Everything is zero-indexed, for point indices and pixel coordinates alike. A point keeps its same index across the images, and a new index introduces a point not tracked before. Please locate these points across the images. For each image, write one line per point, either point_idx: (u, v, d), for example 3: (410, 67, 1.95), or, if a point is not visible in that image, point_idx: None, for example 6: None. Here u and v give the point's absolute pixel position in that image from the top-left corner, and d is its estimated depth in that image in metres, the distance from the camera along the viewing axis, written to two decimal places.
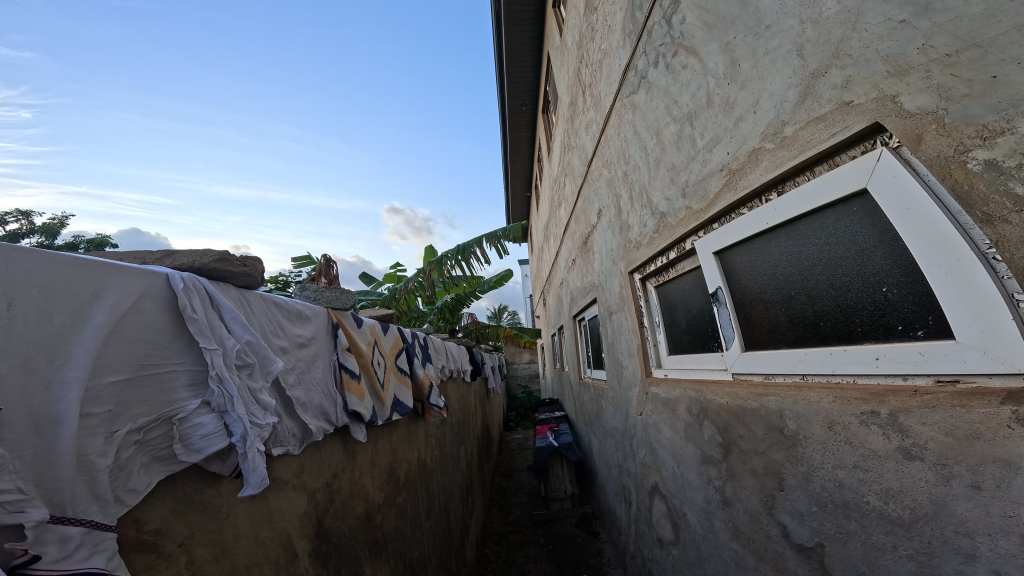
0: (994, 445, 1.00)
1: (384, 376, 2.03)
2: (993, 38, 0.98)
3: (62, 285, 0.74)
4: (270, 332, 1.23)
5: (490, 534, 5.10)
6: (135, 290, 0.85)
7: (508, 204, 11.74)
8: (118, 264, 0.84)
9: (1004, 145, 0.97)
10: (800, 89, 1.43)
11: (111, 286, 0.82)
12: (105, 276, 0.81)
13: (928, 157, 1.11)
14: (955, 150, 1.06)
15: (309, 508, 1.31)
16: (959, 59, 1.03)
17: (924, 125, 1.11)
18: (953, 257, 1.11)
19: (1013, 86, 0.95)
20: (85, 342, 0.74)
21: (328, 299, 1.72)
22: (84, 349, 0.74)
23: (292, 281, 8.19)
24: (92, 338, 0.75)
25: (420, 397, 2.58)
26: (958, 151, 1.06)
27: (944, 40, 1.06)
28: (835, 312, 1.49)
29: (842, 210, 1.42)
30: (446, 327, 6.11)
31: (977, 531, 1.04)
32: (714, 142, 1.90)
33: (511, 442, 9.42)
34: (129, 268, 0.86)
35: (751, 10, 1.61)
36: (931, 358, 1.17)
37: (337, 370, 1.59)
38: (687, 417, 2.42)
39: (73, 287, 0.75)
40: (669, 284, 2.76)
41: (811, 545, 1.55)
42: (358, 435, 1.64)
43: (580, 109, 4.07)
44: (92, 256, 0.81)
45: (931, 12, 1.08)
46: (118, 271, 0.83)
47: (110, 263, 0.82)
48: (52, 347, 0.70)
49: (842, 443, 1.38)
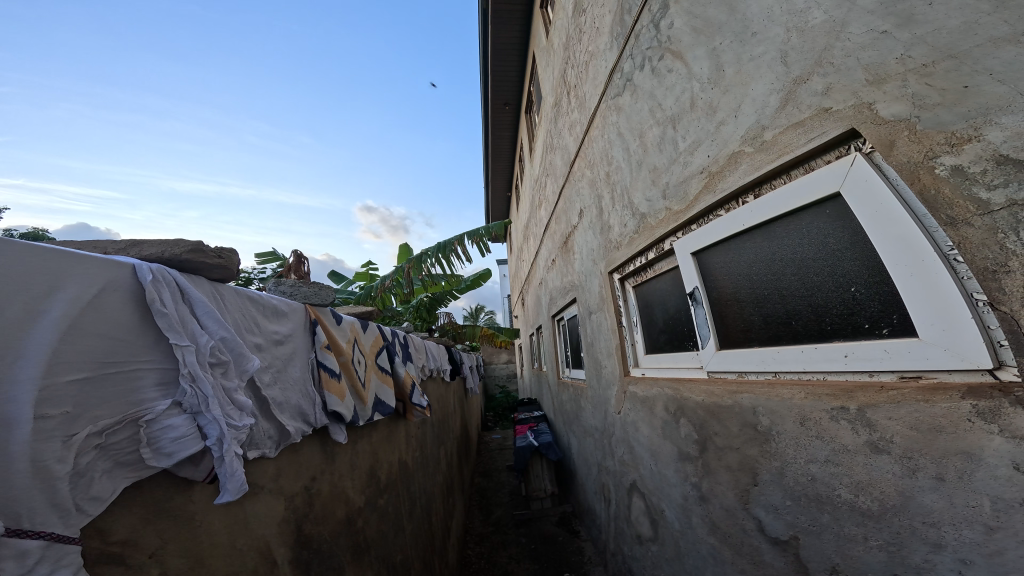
0: (956, 437, 1.05)
1: (365, 375, 2.00)
2: (968, 50, 1.04)
3: (14, 276, 0.70)
4: (244, 328, 1.19)
5: (472, 534, 5.05)
6: (97, 281, 0.82)
7: (488, 204, 11.72)
8: (80, 254, 0.81)
9: (970, 152, 1.04)
10: (782, 95, 1.48)
11: (70, 278, 0.78)
12: (65, 266, 0.78)
13: (899, 163, 1.17)
14: (925, 157, 1.12)
15: (288, 514, 1.29)
16: (935, 69, 1.09)
17: (897, 132, 1.17)
18: (918, 257, 1.16)
19: (984, 96, 1.02)
20: (40, 337, 0.71)
21: (306, 294, 1.67)
22: (39, 345, 0.71)
23: (253, 275, 7.78)
24: (48, 333, 0.72)
25: (402, 397, 2.56)
26: (928, 157, 1.12)
27: (922, 51, 1.12)
28: (806, 311, 1.53)
29: (816, 213, 1.47)
30: (423, 326, 5.87)
31: (943, 521, 1.09)
32: (696, 145, 1.95)
33: (491, 442, 9.36)
34: (90, 258, 0.82)
35: (739, 17, 1.65)
36: (896, 355, 1.21)
37: (316, 368, 1.56)
38: (664, 416, 2.47)
39: (27, 278, 0.72)
40: (647, 284, 2.81)
41: (787, 538, 1.59)
42: (338, 437, 1.61)
43: (565, 109, 4.09)
44: (52, 245, 0.78)
45: (913, 25, 1.14)
46: (78, 261, 0.80)
47: (70, 253, 0.79)
48: (3, 342, 0.66)
49: (813, 438, 1.43)
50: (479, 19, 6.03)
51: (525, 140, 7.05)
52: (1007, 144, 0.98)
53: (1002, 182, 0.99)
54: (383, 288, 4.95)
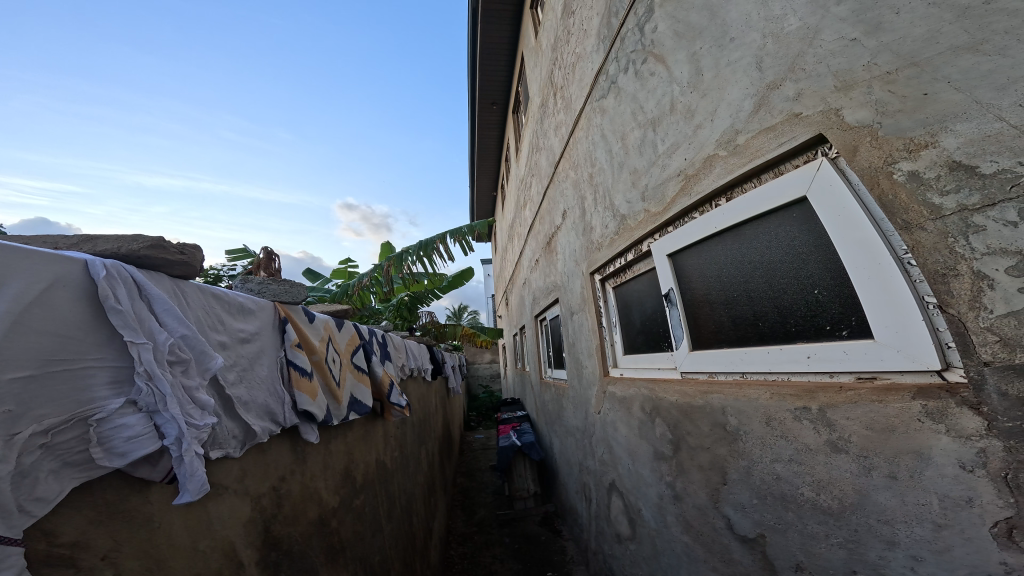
0: (908, 437, 1.07)
1: (339, 374, 1.99)
2: (930, 58, 1.08)
3: None
4: (207, 326, 1.18)
5: (454, 534, 5.04)
6: (46, 277, 0.81)
7: (473, 204, 11.71)
8: (27, 249, 0.80)
9: (926, 157, 1.07)
10: (755, 100, 1.50)
11: (17, 273, 0.77)
12: (12, 261, 0.77)
13: (861, 168, 1.20)
14: (884, 162, 1.15)
15: (254, 515, 1.28)
16: (898, 76, 1.13)
17: (860, 138, 1.20)
18: (875, 260, 1.19)
19: (942, 103, 1.05)
20: None
21: (275, 291, 1.68)
22: None
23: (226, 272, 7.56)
24: None
25: (380, 396, 2.55)
26: (887, 163, 1.14)
27: (887, 58, 1.15)
28: (772, 313, 1.56)
29: (784, 216, 1.50)
30: (403, 325, 5.85)
31: (896, 519, 1.12)
32: (674, 148, 1.97)
33: (474, 442, 9.37)
34: (40, 253, 0.81)
35: (719, 22, 1.67)
36: (854, 356, 1.24)
37: (285, 366, 1.54)
38: (641, 416, 2.49)
39: None
40: (626, 286, 2.84)
41: (754, 536, 1.62)
42: (310, 437, 1.60)
43: (551, 110, 4.10)
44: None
45: (880, 33, 1.17)
46: (27, 257, 0.79)
47: (18, 248, 0.78)
48: None
49: (778, 437, 1.45)
50: (469, 18, 6.02)
51: (511, 140, 7.06)
52: (960, 151, 1.02)
53: (954, 188, 1.03)
54: (361, 286, 4.91)
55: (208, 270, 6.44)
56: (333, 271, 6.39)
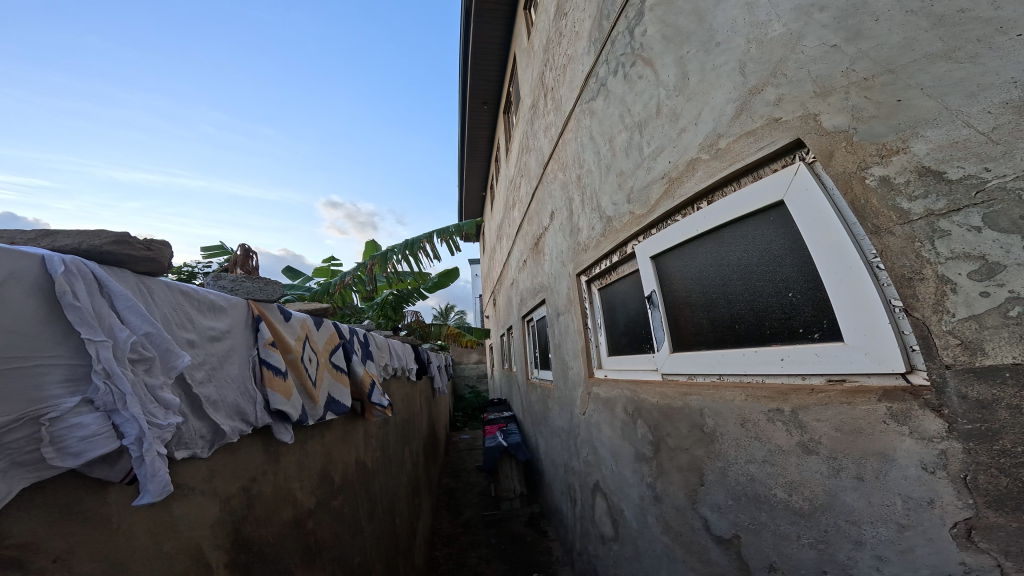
0: (874, 438, 1.09)
1: (316, 374, 1.98)
2: (905, 65, 1.10)
3: None
4: (175, 324, 1.17)
5: (440, 535, 5.01)
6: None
7: (463, 204, 11.70)
8: None
9: (897, 163, 1.09)
10: (737, 104, 1.52)
11: None
12: None
13: (835, 172, 1.21)
14: (858, 167, 1.16)
15: (223, 516, 1.26)
16: (874, 82, 1.15)
17: (836, 143, 1.21)
18: (846, 264, 1.20)
19: (914, 110, 1.07)
20: None
21: (249, 289, 1.65)
22: None
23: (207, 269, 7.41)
24: None
25: (360, 395, 2.53)
26: (860, 168, 1.16)
27: (865, 64, 1.17)
28: (748, 315, 1.58)
29: (761, 220, 1.51)
30: (387, 324, 5.80)
31: (863, 519, 1.13)
32: (659, 151, 1.98)
33: (460, 442, 9.35)
34: None
35: (706, 27, 1.68)
36: (825, 358, 1.25)
37: (258, 365, 1.53)
38: (624, 417, 2.50)
39: None
40: (611, 287, 2.85)
41: (730, 536, 1.63)
42: (284, 437, 1.59)
43: (541, 111, 4.11)
44: None
45: (860, 40, 1.18)
46: None
47: None
48: None
49: (752, 438, 1.47)
50: (462, 17, 6.02)
51: (501, 140, 7.06)
52: (930, 157, 1.04)
53: (922, 193, 1.04)
54: (343, 285, 4.82)
55: (183, 267, 6.31)
56: (315, 271, 6.32)
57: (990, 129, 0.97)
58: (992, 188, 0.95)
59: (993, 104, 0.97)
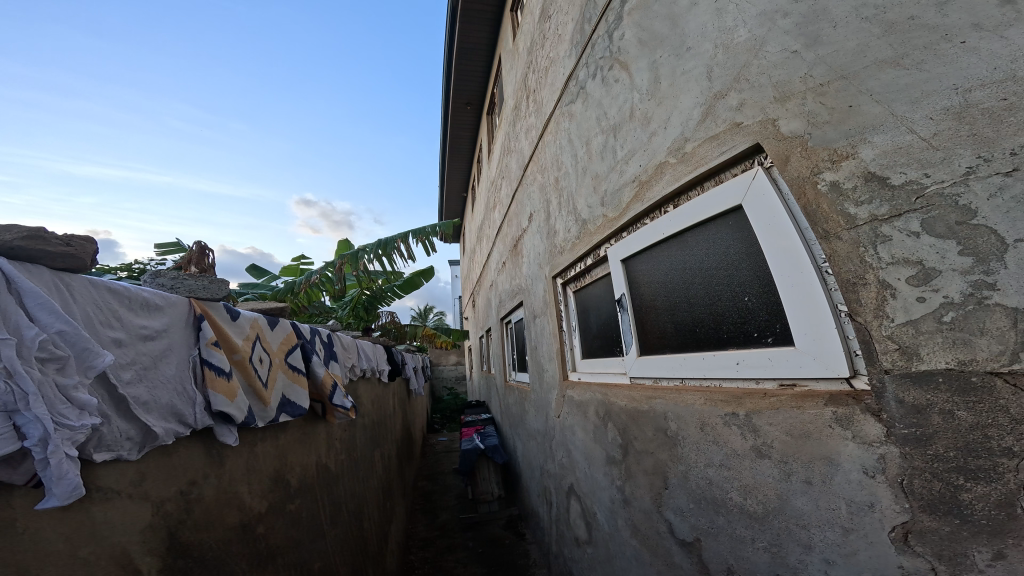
0: (821, 443, 1.09)
1: (269, 375, 1.94)
2: (858, 71, 1.10)
3: None
4: (98, 322, 1.13)
5: (415, 538, 4.94)
6: None
7: (446, 205, 11.66)
8: None
9: (846, 168, 1.09)
10: (703, 109, 1.52)
11: None
12: None
13: (791, 177, 1.22)
14: (811, 172, 1.17)
15: (156, 521, 1.22)
16: (829, 88, 1.15)
17: (792, 148, 1.22)
18: (797, 269, 1.21)
19: (863, 115, 1.07)
20: None
21: (190, 287, 1.61)
22: None
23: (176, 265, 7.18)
24: None
25: (321, 397, 2.49)
26: (813, 173, 1.16)
27: (822, 70, 1.17)
28: (709, 319, 1.58)
29: (721, 224, 1.52)
30: (358, 325, 5.69)
31: (811, 523, 1.13)
32: (631, 154, 1.98)
33: (439, 444, 9.29)
34: None
35: (678, 32, 1.67)
36: (777, 363, 1.26)
37: (200, 365, 1.49)
38: (595, 419, 2.49)
39: None
40: (586, 290, 2.84)
41: (691, 539, 1.62)
42: (229, 439, 1.55)
43: (523, 113, 4.11)
44: None
45: (818, 46, 1.19)
46: None
47: None
48: None
49: (711, 442, 1.47)
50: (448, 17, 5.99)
51: (484, 141, 7.05)
52: (876, 163, 1.04)
53: (867, 199, 1.05)
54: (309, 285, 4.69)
55: None
56: (285, 270, 6.18)
57: (931, 135, 0.97)
58: (930, 194, 0.96)
59: (935, 110, 0.98)
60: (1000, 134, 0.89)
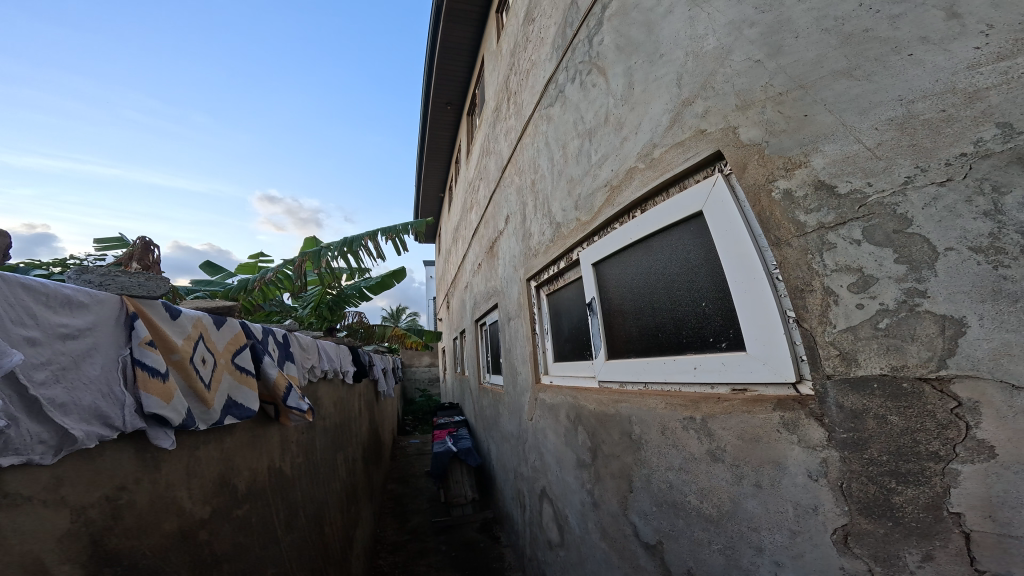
0: (769, 447, 1.11)
1: (214, 376, 1.81)
2: (814, 81, 1.12)
3: None
4: (7, 318, 1.02)
5: (384, 543, 4.85)
6: None
7: (423, 206, 11.60)
8: None
9: (799, 176, 1.11)
10: (671, 115, 1.53)
11: None
12: None
13: (748, 184, 1.23)
14: (766, 180, 1.19)
15: (77, 528, 1.16)
16: (787, 98, 1.16)
17: (750, 155, 1.23)
18: (750, 275, 1.22)
19: (817, 125, 1.09)
20: None
21: (122, 284, 1.43)
22: None
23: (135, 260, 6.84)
24: None
25: (273, 399, 2.35)
26: (768, 181, 1.18)
27: (782, 80, 1.18)
28: (670, 324, 1.60)
29: (683, 230, 1.53)
30: (320, 325, 5.43)
31: (761, 526, 1.14)
32: (605, 159, 2.00)
33: (409, 447, 9.20)
34: None
35: (653, 38, 1.68)
36: (730, 368, 1.27)
37: (132, 366, 1.36)
38: (566, 422, 2.49)
39: None
40: (558, 293, 2.84)
41: (655, 542, 1.63)
42: (164, 443, 1.43)
43: (503, 115, 4.11)
44: None
45: (780, 56, 1.20)
46: None
47: None
48: None
49: (671, 446, 1.48)
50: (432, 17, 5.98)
51: (463, 142, 7.04)
52: (825, 171, 1.06)
53: (817, 206, 1.07)
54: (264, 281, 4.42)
55: None
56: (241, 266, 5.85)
57: (876, 145, 1.00)
58: (872, 203, 0.98)
59: (880, 121, 1.00)
60: (937, 145, 0.92)
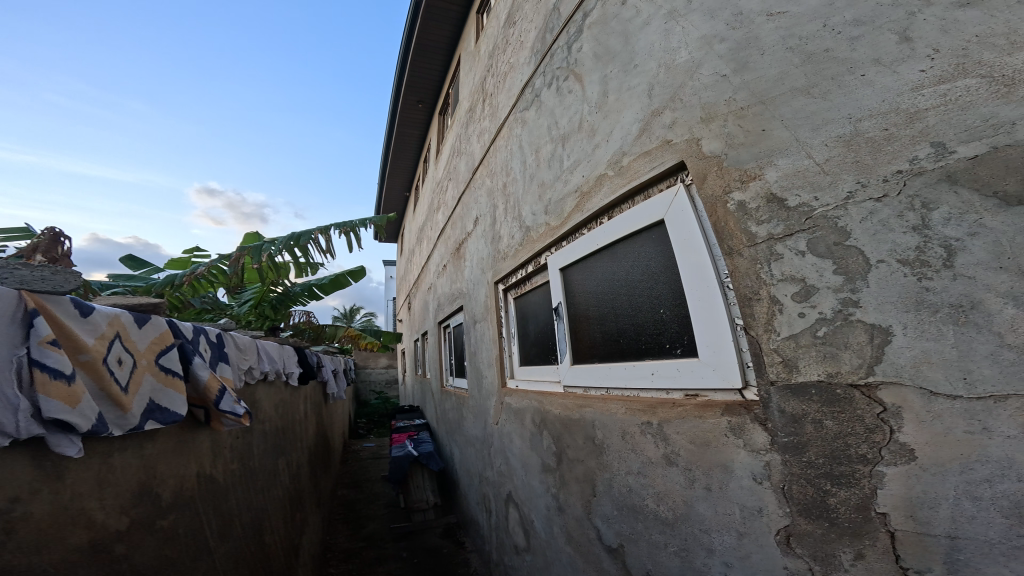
0: (717, 451, 1.14)
1: (137, 379, 1.59)
2: (774, 97, 1.16)
3: None
4: None
5: (335, 550, 4.71)
6: None
7: (392, 206, 11.50)
8: None
9: (753, 189, 1.15)
10: (641, 125, 1.56)
11: None
12: None
13: (706, 195, 1.26)
14: (722, 191, 1.22)
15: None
16: (747, 112, 1.20)
17: (709, 167, 1.26)
18: (704, 283, 1.26)
19: (774, 139, 1.13)
20: None
21: (25, 279, 1.23)
22: None
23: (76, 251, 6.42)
24: None
25: (204, 402, 2.06)
26: (724, 192, 1.22)
27: (744, 95, 1.22)
28: (631, 330, 1.63)
29: (645, 238, 1.57)
30: (262, 323, 5.29)
31: (712, 528, 1.17)
32: (576, 165, 2.03)
33: (363, 451, 9.03)
34: None
35: (628, 49, 1.71)
36: (683, 373, 1.31)
37: (27, 369, 1.17)
38: (532, 427, 2.50)
39: None
40: (526, 297, 2.85)
41: (616, 545, 1.65)
42: (69, 451, 1.25)
43: (477, 117, 4.12)
44: None
45: (745, 71, 1.24)
46: None
47: None
48: None
49: (630, 451, 1.50)
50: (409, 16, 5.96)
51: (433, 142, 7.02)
52: (778, 184, 1.10)
53: (768, 218, 1.11)
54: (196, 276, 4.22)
55: None
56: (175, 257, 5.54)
57: (824, 160, 1.04)
58: (817, 216, 1.02)
59: (830, 137, 1.04)
60: (877, 162, 0.97)
